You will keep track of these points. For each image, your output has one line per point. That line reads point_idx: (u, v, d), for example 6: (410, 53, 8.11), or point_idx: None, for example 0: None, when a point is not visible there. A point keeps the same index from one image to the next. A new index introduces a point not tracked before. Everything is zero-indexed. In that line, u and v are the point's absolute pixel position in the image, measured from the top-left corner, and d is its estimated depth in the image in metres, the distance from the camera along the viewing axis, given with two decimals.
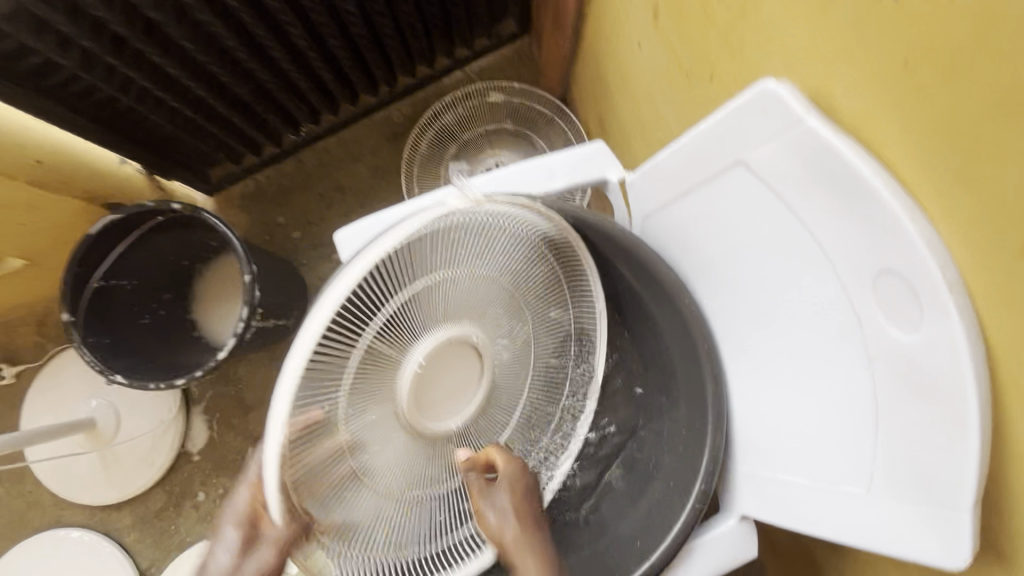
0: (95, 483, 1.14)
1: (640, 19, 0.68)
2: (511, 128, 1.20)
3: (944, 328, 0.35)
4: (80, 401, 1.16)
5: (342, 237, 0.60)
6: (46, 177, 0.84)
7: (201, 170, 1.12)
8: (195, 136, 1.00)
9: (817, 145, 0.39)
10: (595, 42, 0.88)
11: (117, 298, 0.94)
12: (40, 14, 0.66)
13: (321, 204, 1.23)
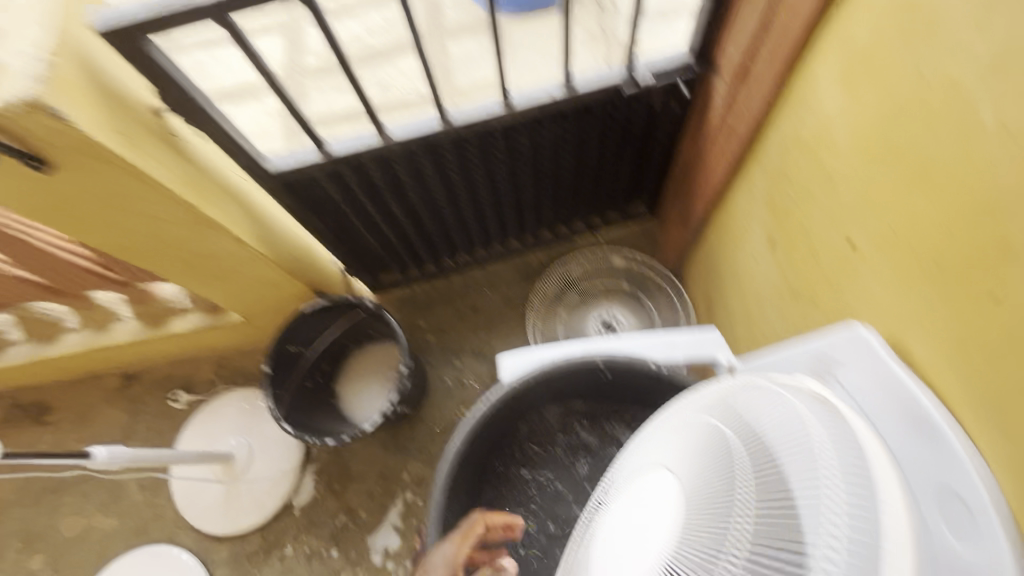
0: (213, 512, 1.32)
1: (758, 242, 0.88)
2: (626, 287, 1.41)
3: (994, 547, 0.45)
4: (225, 436, 1.39)
5: (506, 360, 0.80)
6: (293, 266, 1.11)
7: (376, 274, 1.42)
8: (384, 250, 1.31)
9: (895, 381, 0.54)
10: (715, 243, 1.09)
11: (297, 361, 1.18)
12: (343, 172, 1.00)
13: (456, 318, 1.47)
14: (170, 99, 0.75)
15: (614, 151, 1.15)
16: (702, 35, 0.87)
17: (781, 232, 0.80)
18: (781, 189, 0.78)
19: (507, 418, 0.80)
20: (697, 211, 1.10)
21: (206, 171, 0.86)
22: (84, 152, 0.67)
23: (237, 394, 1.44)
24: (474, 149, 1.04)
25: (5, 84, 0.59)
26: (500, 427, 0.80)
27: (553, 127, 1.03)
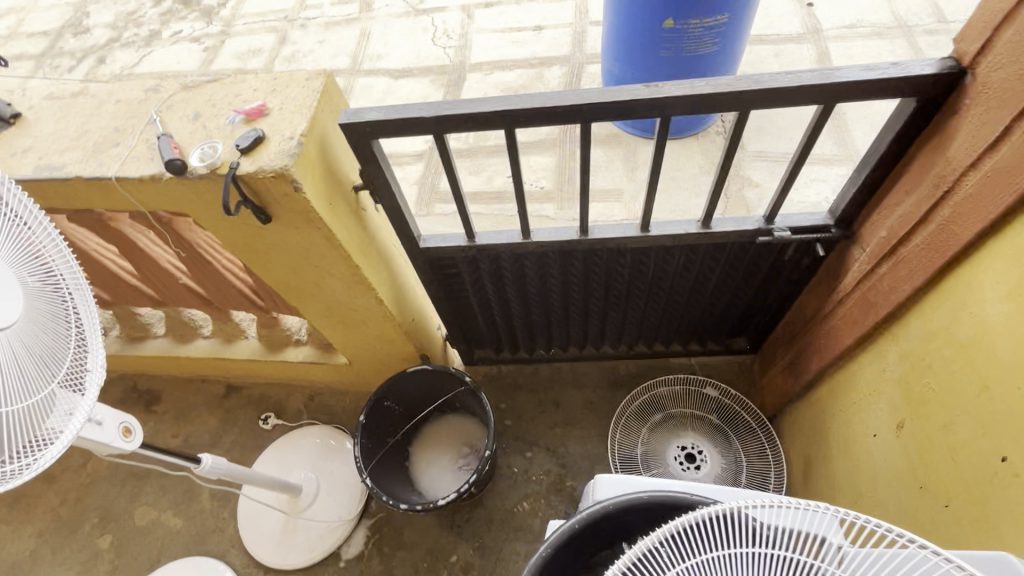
0: (268, 541, 1.36)
1: (883, 420, 0.85)
2: (714, 420, 1.36)
3: None
4: (298, 469, 1.45)
5: (603, 480, 0.82)
6: (410, 329, 1.21)
7: (472, 349, 1.48)
8: (489, 330, 1.39)
9: None
10: (826, 404, 1.05)
11: (386, 416, 1.25)
12: (480, 259, 1.10)
13: (536, 408, 1.49)
14: (369, 180, 0.88)
15: (733, 288, 1.18)
16: (851, 206, 0.90)
17: (913, 419, 0.77)
18: (920, 376, 0.76)
19: (593, 539, 0.78)
20: (812, 366, 1.08)
21: (372, 238, 0.98)
22: (300, 214, 0.80)
23: (318, 430, 1.52)
24: (601, 261, 1.10)
25: (267, 155, 0.74)
26: (583, 548, 0.78)
27: (680, 257, 1.08)
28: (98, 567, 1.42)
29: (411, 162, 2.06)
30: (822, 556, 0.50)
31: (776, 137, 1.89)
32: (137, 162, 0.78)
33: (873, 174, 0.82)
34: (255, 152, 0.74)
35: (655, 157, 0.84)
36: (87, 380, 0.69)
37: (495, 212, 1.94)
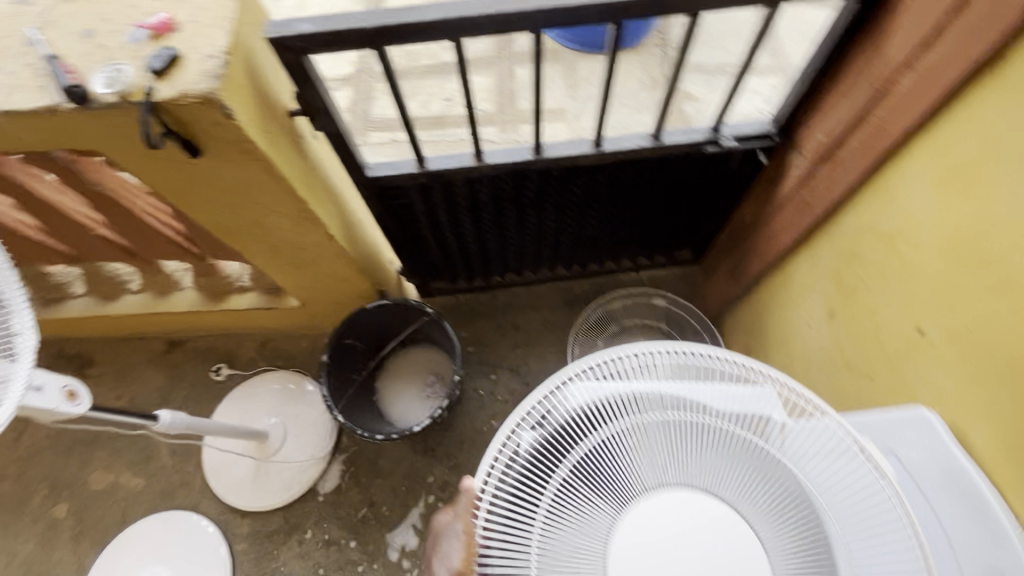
0: (240, 486, 1.36)
1: (816, 310, 0.94)
2: (664, 329, 1.47)
3: None
4: (262, 415, 1.44)
5: None
6: (364, 264, 1.19)
7: (427, 281, 1.47)
8: (444, 261, 1.37)
9: (957, 470, 0.60)
10: (765, 302, 1.15)
11: (348, 354, 1.24)
12: (433, 186, 1.07)
13: (496, 333, 1.53)
14: (307, 105, 0.81)
15: (679, 201, 1.22)
16: (791, 112, 0.94)
17: (843, 307, 0.86)
18: (851, 268, 0.84)
19: None
20: (752, 268, 1.16)
21: (316, 170, 0.92)
22: (234, 145, 0.73)
23: (277, 375, 1.49)
24: (555, 182, 1.10)
25: (187, 78, 0.65)
26: None
27: (631, 172, 1.09)
28: (58, 536, 1.37)
29: (338, 88, 1.89)
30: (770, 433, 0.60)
31: (713, 48, 1.89)
32: (25, 91, 0.67)
33: (814, 78, 0.85)
34: (171, 74, 0.65)
35: (608, 68, 0.82)
36: (18, 345, 0.63)
37: (436, 139, 1.85)
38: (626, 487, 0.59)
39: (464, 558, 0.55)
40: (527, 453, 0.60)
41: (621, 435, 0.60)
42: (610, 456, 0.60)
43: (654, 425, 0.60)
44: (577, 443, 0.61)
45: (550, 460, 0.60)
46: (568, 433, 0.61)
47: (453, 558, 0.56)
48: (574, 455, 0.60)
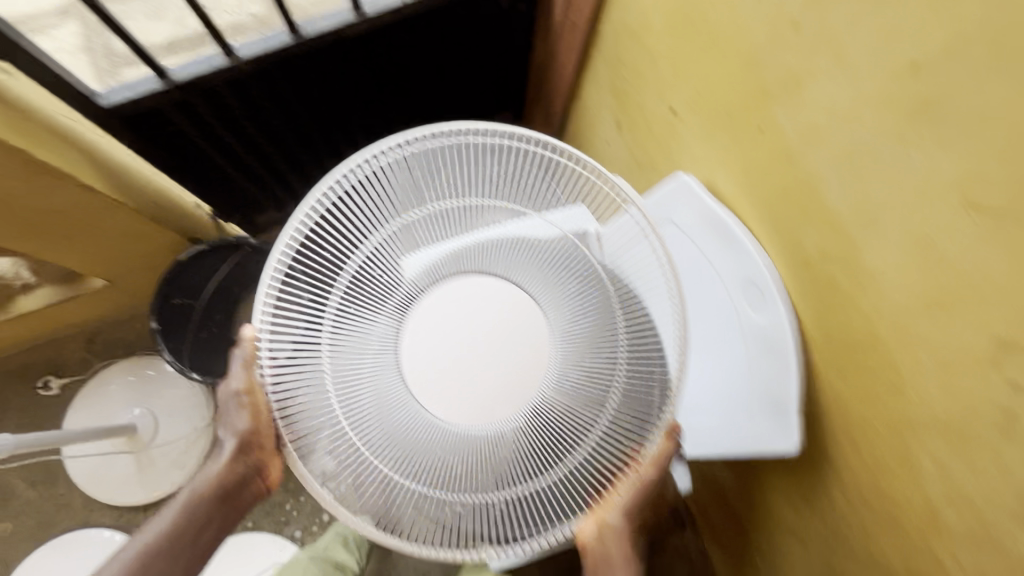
0: (128, 483, 1.27)
1: (609, 126, 1.01)
2: None
3: (775, 309, 0.65)
4: (122, 409, 1.31)
5: None
6: (155, 213, 1.06)
7: (251, 217, 1.36)
8: (257, 187, 1.26)
9: (710, 214, 0.71)
10: (577, 136, 1.21)
11: (185, 315, 1.14)
12: (194, 101, 0.95)
13: None
14: None
15: (473, 57, 1.19)
16: None
17: (624, 114, 0.93)
18: (620, 73, 0.89)
19: None
20: (557, 107, 1.20)
21: (24, 110, 0.76)
22: None
23: (121, 366, 1.35)
24: (334, 66, 1.03)
25: None
26: None
27: (408, 34, 1.04)
28: None
29: None
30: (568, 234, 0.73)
31: None
32: None
33: None
34: None
35: None
36: None
37: None
38: (396, 276, 0.72)
39: (245, 424, 0.76)
40: (317, 243, 0.69)
41: (400, 234, 0.71)
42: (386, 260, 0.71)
43: (429, 222, 0.72)
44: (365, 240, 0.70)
45: (338, 249, 0.70)
46: (357, 229, 0.70)
47: (238, 424, 0.76)
48: (358, 258, 0.70)
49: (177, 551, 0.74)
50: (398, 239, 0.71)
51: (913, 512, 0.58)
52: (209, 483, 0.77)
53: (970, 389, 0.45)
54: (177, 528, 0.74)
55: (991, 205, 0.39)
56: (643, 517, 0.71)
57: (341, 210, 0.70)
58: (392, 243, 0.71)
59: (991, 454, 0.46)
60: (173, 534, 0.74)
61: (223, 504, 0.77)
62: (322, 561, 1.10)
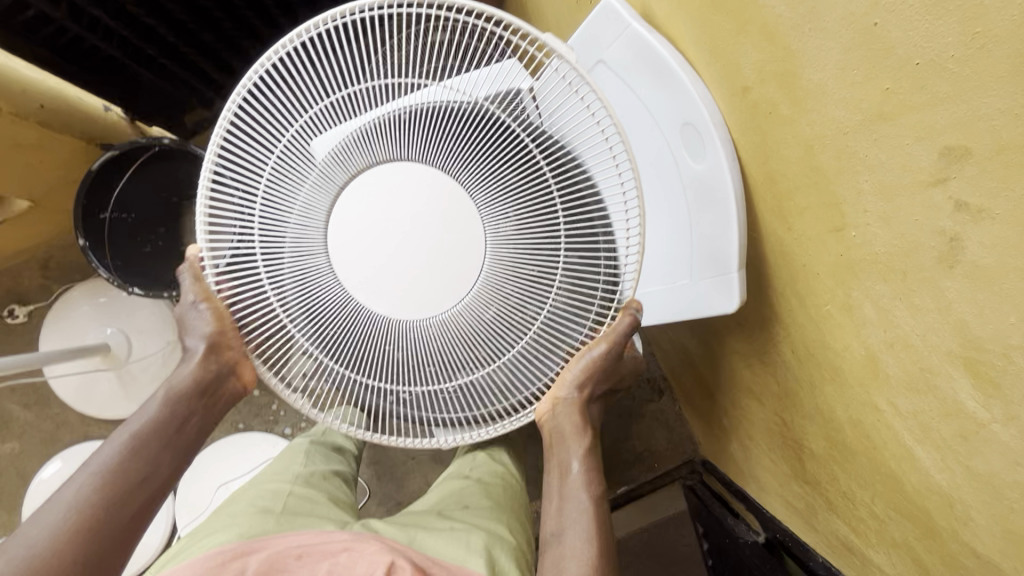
0: (116, 398, 1.31)
1: None
2: None
3: (714, 153, 0.57)
4: (93, 329, 1.31)
5: None
6: (49, 118, 0.97)
7: (177, 117, 1.24)
8: (167, 81, 1.13)
9: (643, 46, 0.60)
10: None
11: (120, 228, 1.10)
12: None
13: None
14: None
15: None
16: None
17: None
18: None
19: None
20: None
21: None
22: None
23: (81, 289, 1.32)
24: None
25: None
26: None
27: None
28: None
29: None
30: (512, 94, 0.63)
31: None
32: None
33: None
34: None
35: None
36: None
37: None
38: (319, 158, 0.62)
39: (215, 324, 0.68)
40: (237, 132, 0.64)
41: (319, 112, 0.62)
42: (304, 142, 0.62)
43: (352, 92, 0.61)
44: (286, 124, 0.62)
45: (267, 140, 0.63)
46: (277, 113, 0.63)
47: (205, 327, 0.68)
48: (282, 142, 0.62)
49: (156, 449, 0.65)
50: (319, 117, 0.62)
51: (853, 361, 0.54)
52: (184, 384, 0.68)
53: (912, 215, 0.38)
54: (154, 428, 0.66)
55: None
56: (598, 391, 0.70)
57: (259, 95, 0.63)
58: (311, 123, 0.62)
59: (931, 289, 0.40)
60: (154, 435, 0.66)
61: (198, 409, 0.69)
62: (326, 445, 1.00)
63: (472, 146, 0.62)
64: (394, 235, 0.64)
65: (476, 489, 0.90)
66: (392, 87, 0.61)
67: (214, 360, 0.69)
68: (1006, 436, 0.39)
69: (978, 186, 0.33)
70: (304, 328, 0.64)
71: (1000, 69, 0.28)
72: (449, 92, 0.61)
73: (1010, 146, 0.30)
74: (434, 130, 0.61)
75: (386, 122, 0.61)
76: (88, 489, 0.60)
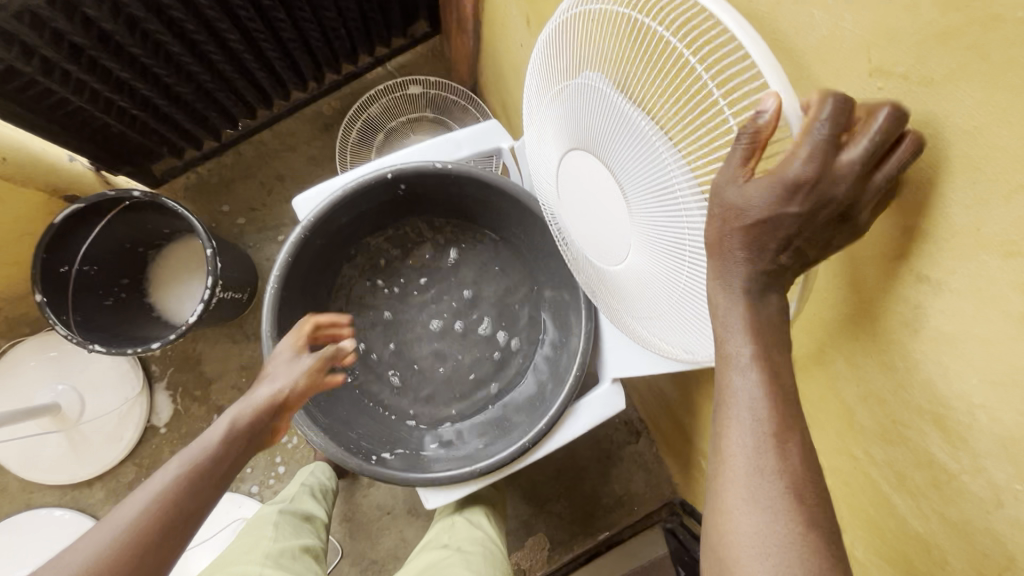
0: (65, 461, 1.22)
1: (520, 25, 0.90)
2: (430, 116, 1.35)
3: None
4: (42, 388, 1.23)
5: (300, 202, 0.77)
6: (11, 172, 0.98)
7: (147, 166, 1.22)
8: (140, 133, 1.11)
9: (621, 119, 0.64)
10: (493, 43, 1.09)
11: (84, 282, 1.06)
12: (8, 28, 0.79)
13: (262, 191, 1.35)
14: None
15: None
16: None
17: (531, 5, 0.83)
18: None
19: (310, 266, 0.78)
20: (468, 10, 1.09)
21: None
22: None
23: (32, 344, 1.24)
24: None
25: None
26: (307, 279, 0.79)
27: None
28: None
29: None
30: (598, 91, 0.57)
31: None
32: None
33: None
34: None
35: None
36: None
37: None
38: (548, 156, 0.69)
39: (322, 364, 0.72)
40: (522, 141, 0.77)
41: (535, 115, 0.70)
42: (536, 141, 0.71)
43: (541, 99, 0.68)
44: (529, 129, 0.72)
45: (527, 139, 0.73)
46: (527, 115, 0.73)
47: (283, 379, 0.68)
48: (530, 143, 0.73)
49: (209, 483, 0.57)
50: (536, 122, 0.70)
51: (828, 411, 0.57)
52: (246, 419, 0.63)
53: (881, 285, 0.42)
54: (211, 465, 0.58)
55: (901, 69, 0.33)
56: (739, 247, 0.38)
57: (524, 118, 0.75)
58: (535, 125, 0.70)
59: (899, 349, 0.43)
60: (210, 465, 0.57)
61: (251, 452, 0.63)
62: (293, 513, 0.96)
63: (606, 143, 0.57)
64: (589, 214, 0.64)
65: (457, 559, 0.89)
66: (555, 101, 0.65)
67: (272, 412, 0.66)
68: (975, 486, 0.42)
69: (935, 262, 0.36)
70: (597, 296, 0.72)
71: (953, 165, 0.32)
72: (575, 96, 0.60)
73: (964, 232, 0.33)
74: (583, 124, 0.60)
75: (562, 121, 0.63)
76: (144, 517, 0.51)
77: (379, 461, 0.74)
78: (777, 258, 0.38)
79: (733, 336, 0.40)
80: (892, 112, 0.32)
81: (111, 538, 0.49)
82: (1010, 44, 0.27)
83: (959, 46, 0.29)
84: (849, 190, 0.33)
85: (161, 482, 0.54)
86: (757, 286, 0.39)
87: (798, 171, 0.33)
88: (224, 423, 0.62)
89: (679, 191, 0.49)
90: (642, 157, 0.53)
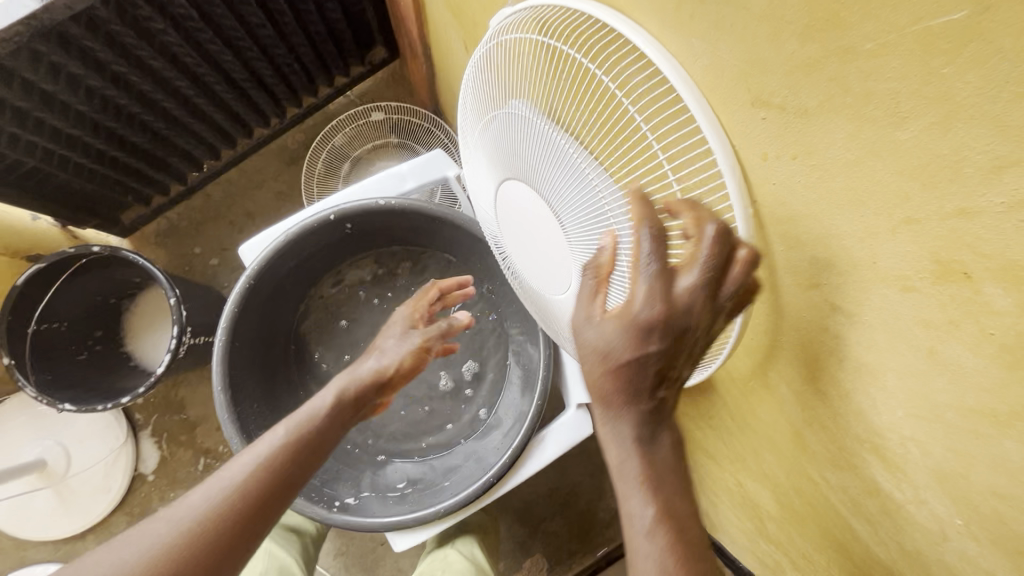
0: (55, 517, 1.22)
1: (460, 50, 0.89)
2: (395, 141, 1.34)
3: None
4: (26, 445, 1.23)
5: (245, 249, 0.76)
6: None
7: (114, 217, 1.23)
8: (102, 185, 1.12)
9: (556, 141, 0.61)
10: (443, 67, 1.09)
11: (55, 340, 1.07)
12: None
13: (233, 231, 1.35)
14: None
15: None
16: None
17: (465, 30, 0.82)
18: None
19: (260, 312, 0.77)
20: (416, 35, 1.09)
21: None
22: None
23: (15, 403, 1.25)
24: (118, 26, 0.86)
25: None
26: (259, 325, 0.78)
27: None
28: None
29: None
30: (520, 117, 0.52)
31: None
32: None
33: None
34: None
35: None
36: None
37: None
38: (486, 185, 0.64)
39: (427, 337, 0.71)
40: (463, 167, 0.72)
41: (470, 141, 0.65)
42: (473, 169, 0.67)
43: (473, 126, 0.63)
44: (468, 156, 0.68)
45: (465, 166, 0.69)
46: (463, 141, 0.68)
47: (386, 356, 0.68)
48: (470, 170, 0.68)
49: (305, 453, 0.58)
50: (471, 150, 0.65)
51: (783, 434, 0.54)
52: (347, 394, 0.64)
53: (802, 315, 0.40)
54: (313, 434, 0.59)
55: (777, 99, 0.31)
56: (613, 388, 0.39)
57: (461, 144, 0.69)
58: (470, 153, 0.66)
59: (829, 377, 0.41)
60: (313, 434, 0.59)
61: (349, 427, 0.63)
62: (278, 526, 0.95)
63: (535, 171, 0.54)
64: (528, 246, 0.61)
65: None
66: (484, 127, 0.60)
67: (376, 387, 0.67)
68: (921, 516, 0.40)
69: (846, 293, 0.34)
70: (552, 326, 0.68)
71: (840, 197, 0.30)
72: (501, 124, 0.56)
73: (861, 263, 0.31)
74: (513, 153, 0.55)
75: (492, 148, 0.59)
76: (248, 477, 0.53)
77: (342, 506, 0.73)
78: (654, 395, 0.40)
79: (633, 495, 0.41)
80: (716, 230, 0.36)
81: (220, 490, 0.51)
82: (866, 75, 0.25)
83: (823, 77, 0.27)
84: (696, 317, 0.36)
85: (269, 445, 0.56)
86: (645, 429, 0.41)
87: (644, 309, 0.36)
88: (333, 390, 0.64)
89: (597, 213, 0.48)
90: (567, 184, 0.50)
